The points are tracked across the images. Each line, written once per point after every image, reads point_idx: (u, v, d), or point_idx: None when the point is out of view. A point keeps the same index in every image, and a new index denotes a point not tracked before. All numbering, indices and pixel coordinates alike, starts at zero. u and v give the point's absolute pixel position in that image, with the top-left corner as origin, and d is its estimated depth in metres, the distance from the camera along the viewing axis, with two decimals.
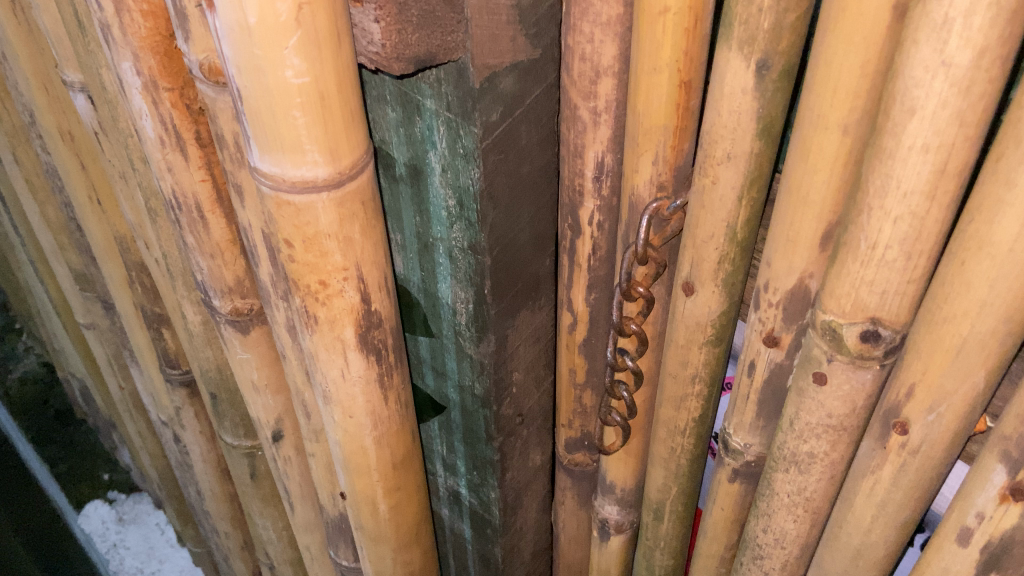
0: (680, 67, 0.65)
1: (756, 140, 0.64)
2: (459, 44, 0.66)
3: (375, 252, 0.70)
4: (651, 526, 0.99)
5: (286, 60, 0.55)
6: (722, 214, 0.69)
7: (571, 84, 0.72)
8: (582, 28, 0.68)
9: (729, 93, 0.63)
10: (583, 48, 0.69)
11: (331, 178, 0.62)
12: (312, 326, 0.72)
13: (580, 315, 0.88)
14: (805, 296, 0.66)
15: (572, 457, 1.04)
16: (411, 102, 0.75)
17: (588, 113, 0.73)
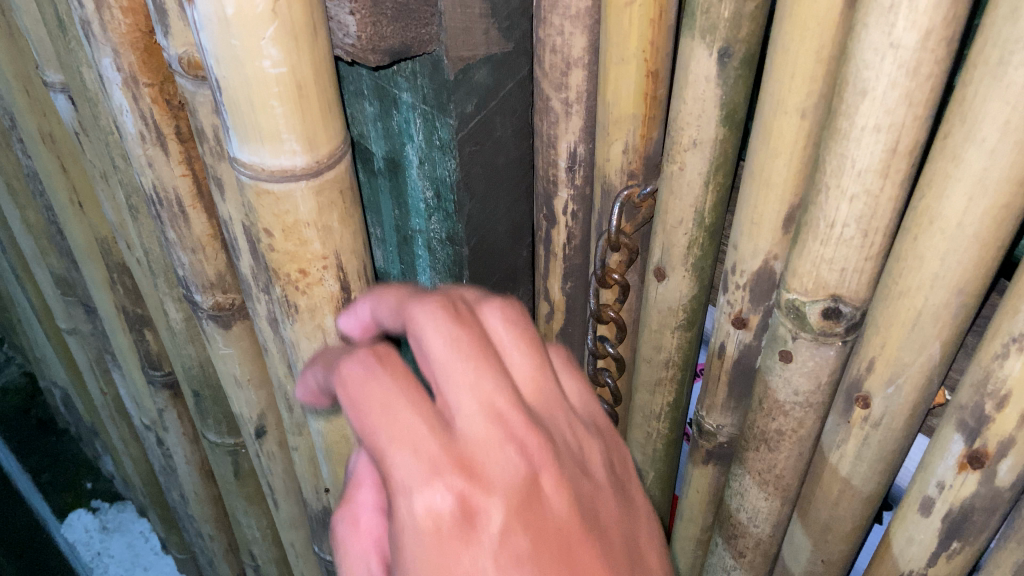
0: (647, 57, 0.67)
1: (721, 127, 0.66)
2: (433, 36, 0.68)
3: (353, 242, 0.71)
4: None
5: (263, 50, 0.57)
6: (690, 199, 0.72)
7: (543, 76, 0.74)
8: (551, 20, 0.69)
9: (694, 81, 0.65)
10: (554, 40, 0.70)
11: (310, 166, 0.64)
12: (293, 315, 0.73)
13: (557, 304, 0.90)
14: (771, 277, 0.69)
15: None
16: (388, 96, 0.78)
17: (560, 104, 0.74)
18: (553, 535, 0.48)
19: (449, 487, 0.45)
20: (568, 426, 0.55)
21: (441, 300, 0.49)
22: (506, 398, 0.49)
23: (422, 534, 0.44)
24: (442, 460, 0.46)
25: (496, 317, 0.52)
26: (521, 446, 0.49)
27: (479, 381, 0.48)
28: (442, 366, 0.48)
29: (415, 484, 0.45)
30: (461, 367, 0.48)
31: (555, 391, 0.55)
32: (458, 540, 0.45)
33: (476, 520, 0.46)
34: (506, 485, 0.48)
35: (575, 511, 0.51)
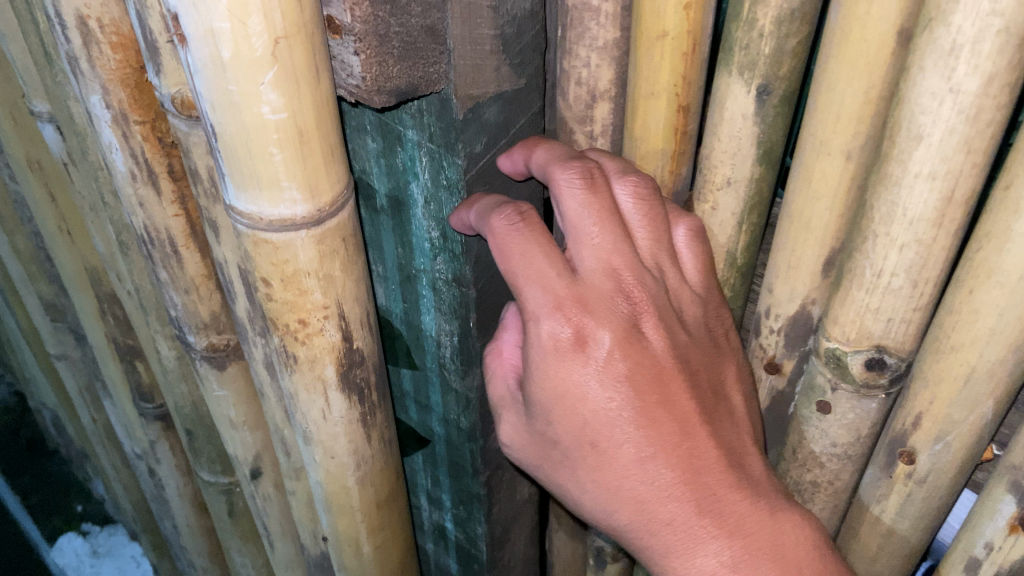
0: (678, 92, 0.65)
1: (756, 164, 0.68)
2: (442, 74, 0.64)
3: (356, 289, 0.67)
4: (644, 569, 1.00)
5: (262, 95, 0.53)
6: (722, 238, 0.74)
7: (566, 109, 0.71)
8: (577, 52, 0.66)
9: (729, 118, 0.66)
10: (578, 72, 0.68)
11: (311, 215, 0.60)
12: (292, 365, 0.69)
13: None
14: (807, 322, 0.71)
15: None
16: (392, 132, 0.74)
17: (584, 137, 0.72)
18: (649, 366, 0.70)
19: (568, 321, 0.68)
20: (677, 285, 0.72)
21: (580, 167, 0.64)
22: (622, 259, 0.67)
23: (546, 351, 0.69)
24: (565, 299, 0.67)
25: (626, 196, 0.67)
26: (629, 296, 0.68)
27: (601, 244, 0.67)
28: (574, 223, 0.66)
29: (544, 315, 0.68)
30: (588, 225, 0.66)
31: (669, 255, 0.71)
32: (573, 358, 0.69)
33: (589, 345, 0.69)
34: (615, 324, 0.69)
35: (671, 352, 0.71)
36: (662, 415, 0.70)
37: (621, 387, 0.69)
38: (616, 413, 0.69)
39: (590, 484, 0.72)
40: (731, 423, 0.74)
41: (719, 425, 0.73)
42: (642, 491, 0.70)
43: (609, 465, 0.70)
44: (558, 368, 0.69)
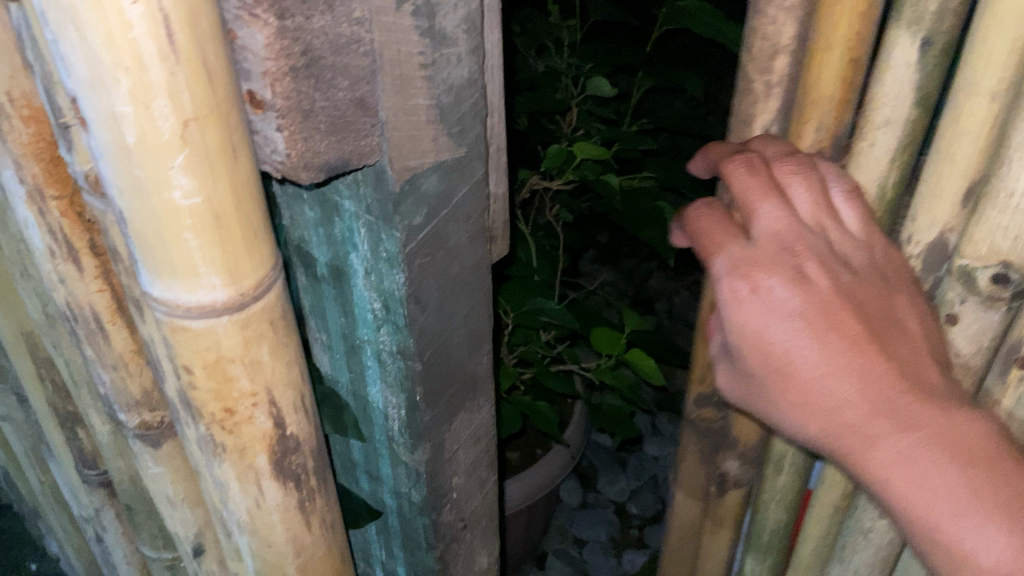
0: (851, 45, 0.75)
1: (914, 109, 0.77)
2: (376, 145, 0.61)
3: (288, 373, 0.63)
4: (771, 479, 1.14)
5: (173, 179, 0.50)
6: (875, 173, 0.82)
7: (750, 60, 0.81)
8: (767, 11, 0.77)
9: (894, 65, 0.75)
10: (766, 28, 0.78)
11: (232, 300, 0.56)
12: (221, 454, 0.64)
13: None
14: (943, 247, 0.80)
15: (699, 412, 1.13)
16: (329, 202, 0.70)
17: (762, 85, 0.81)
18: (823, 300, 0.71)
19: (742, 277, 0.73)
20: (843, 238, 0.76)
21: (740, 159, 0.76)
22: (790, 224, 0.73)
23: (727, 303, 0.74)
24: (740, 262, 0.73)
25: (789, 174, 0.76)
26: (796, 249, 0.72)
27: (770, 213, 0.74)
28: (745, 199, 0.75)
29: (724, 276, 0.74)
30: (757, 203, 0.74)
31: (835, 216, 0.76)
32: (750, 302, 0.72)
33: (762, 290, 0.72)
34: (788, 272, 0.71)
35: (839, 287, 0.72)
36: (836, 337, 0.69)
37: (796, 317, 0.70)
38: (795, 338, 0.70)
39: (784, 403, 0.72)
40: (911, 339, 0.72)
41: (894, 340, 0.71)
42: (826, 404, 0.69)
43: (791, 388, 0.71)
44: (741, 308, 0.73)
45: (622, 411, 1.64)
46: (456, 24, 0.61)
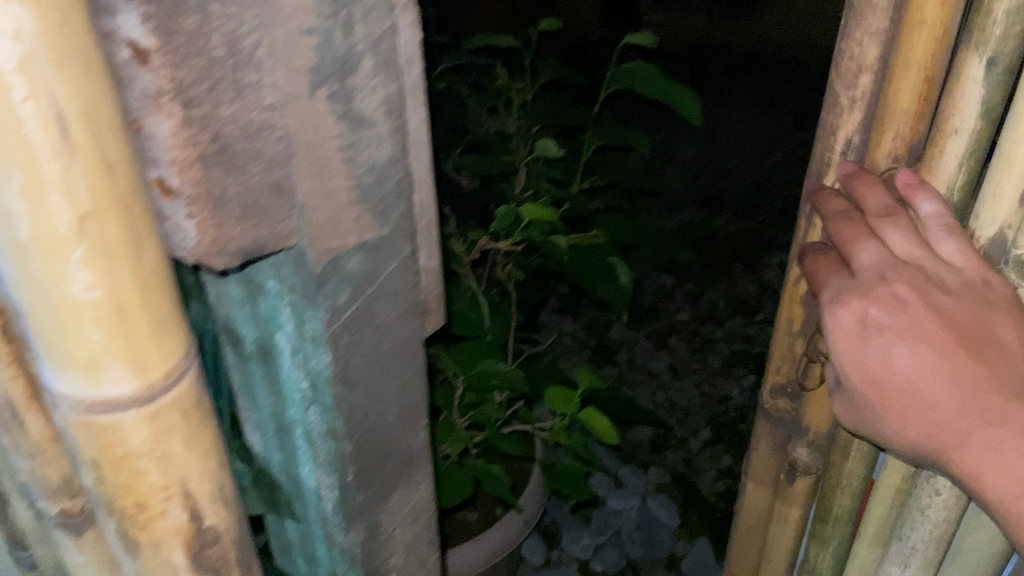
0: (925, 67, 0.95)
1: (978, 119, 0.94)
2: (294, 229, 0.60)
3: (204, 463, 0.61)
4: (839, 464, 1.28)
5: (71, 274, 0.49)
6: (943, 177, 0.99)
7: (837, 77, 1.01)
8: (855, 35, 0.96)
9: (967, 83, 0.93)
10: (853, 49, 0.98)
11: (141, 393, 0.55)
12: (133, 549, 0.62)
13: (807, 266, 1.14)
14: (1003, 240, 0.98)
15: (775, 403, 1.31)
16: (253, 281, 0.68)
17: (846, 99, 1.01)
18: (912, 321, 0.94)
19: (849, 309, 0.99)
20: (936, 270, 0.96)
21: (842, 216, 1.02)
22: (883, 260, 0.98)
23: (835, 332, 1.00)
24: (848, 297, 0.99)
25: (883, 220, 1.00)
26: (891, 282, 0.96)
27: (868, 254, 0.99)
28: (845, 246, 1.01)
29: (838, 309, 1.00)
30: (855, 243, 1.00)
31: (930, 255, 0.97)
32: (851, 330, 0.99)
33: (863, 320, 0.98)
34: (882, 299, 0.96)
35: (929, 309, 0.94)
36: (926, 351, 0.93)
37: (891, 336, 0.95)
38: (892, 354, 0.95)
39: (885, 406, 0.96)
40: (997, 344, 0.91)
41: (979, 346, 0.91)
42: (921, 404, 0.93)
43: (891, 392, 0.95)
44: (849, 334, 0.99)
45: (577, 473, 1.62)
46: (375, 106, 0.60)
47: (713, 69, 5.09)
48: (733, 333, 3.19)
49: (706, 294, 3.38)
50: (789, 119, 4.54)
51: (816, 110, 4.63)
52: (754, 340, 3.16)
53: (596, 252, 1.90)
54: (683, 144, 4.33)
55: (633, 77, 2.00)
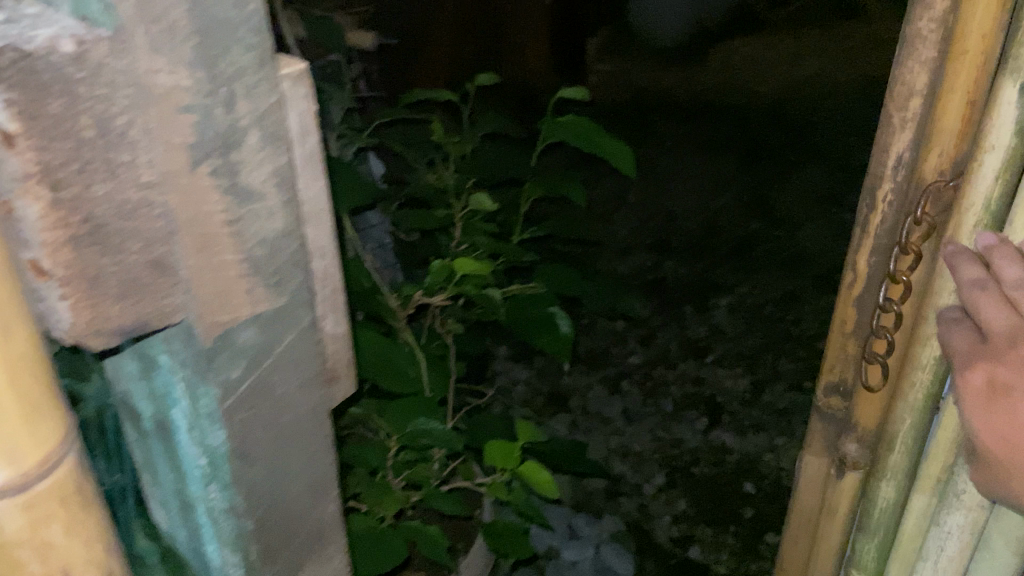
0: (969, 89, 0.93)
1: (1014, 137, 0.88)
2: (181, 304, 0.59)
3: (87, 550, 0.58)
4: (886, 456, 1.15)
5: None
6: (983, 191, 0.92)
7: (891, 101, 1.01)
8: (906, 64, 0.98)
9: (1003, 101, 0.88)
10: (905, 77, 0.98)
11: (11, 482, 0.52)
12: None
13: (860, 273, 1.14)
14: None
15: (828, 401, 1.26)
16: (147, 356, 0.65)
17: (899, 120, 1.01)
18: None
19: (979, 370, 0.79)
20: None
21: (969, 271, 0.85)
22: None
23: (967, 399, 0.80)
24: (980, 356, 0.80)
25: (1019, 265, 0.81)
26: None
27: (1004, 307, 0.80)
28: (975, 298, 0.82)
29: (966, 372, 0.81)
30: (984, 294, 0.81)
31: None
32: (985, 394, 0.78)
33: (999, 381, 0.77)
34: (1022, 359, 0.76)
35: None
36: None
37: None
38: None
39: None
40: None
41: None
42: None
43: None
44: (981, 402, 0.79)
45: (516, 529, 1.60)
46: (263, 179, 0.60)
47: (659, 117, 5.21)
48: (685, 375, 3.20)
49: (658, 337, 3.40)
50: (735, 162, 4.65)
51: (760, 154, 4.74)
52: (705, 383, 3.16)
53: (536, 304, 1.91)
54: (632, 191, 4.40)
55: (568, 130, 2.02)
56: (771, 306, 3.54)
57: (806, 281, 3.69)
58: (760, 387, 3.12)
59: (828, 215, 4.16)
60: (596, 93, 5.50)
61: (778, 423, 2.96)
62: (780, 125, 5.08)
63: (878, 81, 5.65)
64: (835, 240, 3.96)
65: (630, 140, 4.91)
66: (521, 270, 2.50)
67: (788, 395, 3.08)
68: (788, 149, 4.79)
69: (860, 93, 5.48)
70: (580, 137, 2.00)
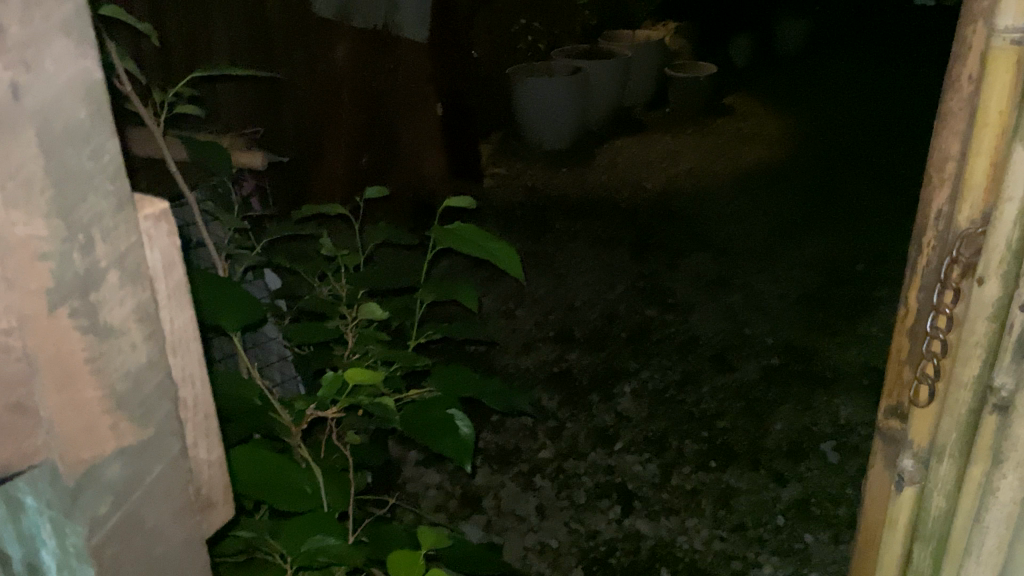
0: (994, 158, 0.87)
1: None
2: (42, 444, 0.60)
3: None
4: (935, 469, 1.03)
5: None
6: None
7: (929, 163, 0.96)
8: (942, 136, 0.92)
9: None
10: (940, 146, 0.93)
11: None
12: None
13: (910, 309, 1.01)
14: None
15: (888, 422, 1.10)
16: (13, 498, 0.63)
17: (938, 178, 0.95)
18: None
19: None
20: None
21: None
22: None
23: None
24: None
25: None
26: None
27: None
28: None
29: None
30: None
31: None
32: None
33: None
34: None
35: None
36: None
37: None
38: None
39: None
40: None
41: None
42: None
43: None
44: None
45: None
46: (124, 315, 0.63)
47: (553, 214, 5.43)
48: (596, 465, 3.23)
49: (567, 429, 3.43)
50: (627, 253, 4.87)
51: (651, 244, 4.99)
52: (616, 470, 3.20)
53: (433, 408, 1.93)
54: (532, 287, 4.52)
55: (452, 236, 2.09)
56: (672, 389, 3.66)
57: (702, 363, 3.84)
58: (668, 471, 3.18)
59: (718, 298, 4.38)
60: (493, 195, 5.70)
61: (687, 505, 3.02)
62: (667, 216, 5.37)
63: (752, 172, 6.09)
64: (726, 321, 4.17)
65: (527, 238, 5.09)
66: (421, 373, 2.52)
67: (695, 476, 3.15)
68: (676, 239, 5.05)
69: (737, 183, 5.88)
70: (459, 241, 2.07)
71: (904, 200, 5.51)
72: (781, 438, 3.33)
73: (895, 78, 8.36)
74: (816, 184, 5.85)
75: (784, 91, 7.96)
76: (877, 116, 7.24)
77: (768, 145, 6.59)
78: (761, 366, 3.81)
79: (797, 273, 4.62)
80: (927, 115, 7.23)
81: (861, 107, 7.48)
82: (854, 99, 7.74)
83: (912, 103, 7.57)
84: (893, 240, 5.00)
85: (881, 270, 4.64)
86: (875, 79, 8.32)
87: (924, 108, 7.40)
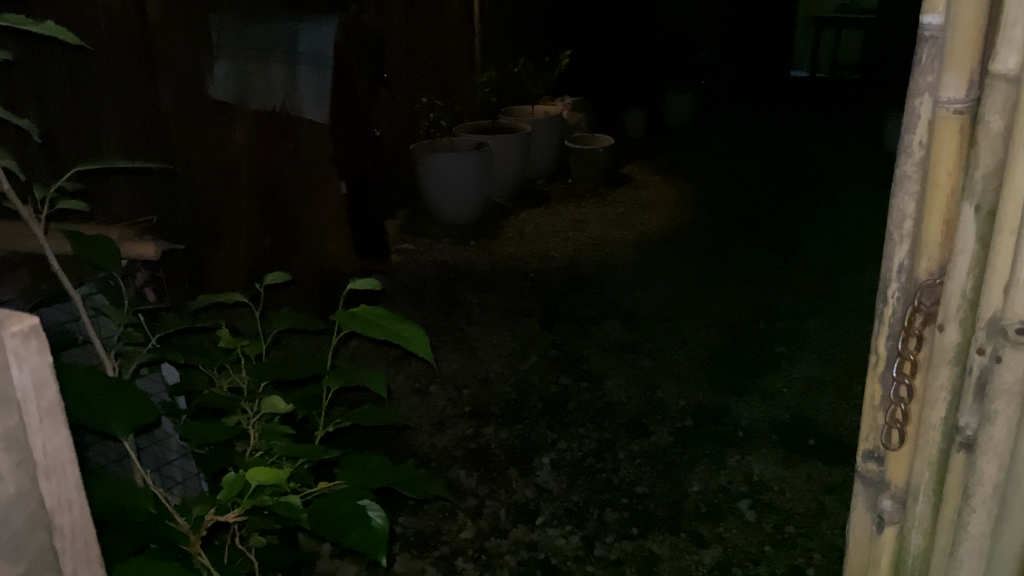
0: (945, 216, 1.00)
1: (977, 244, 0.96)
2: None
3: None
4: (913, 509, 1.11)
5: None
6: (962, 279, 0.98)
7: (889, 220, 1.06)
8: (900, 196, 1.04)
9: (967, 221, 0.97)
10: (899, 205, 1.04)
11: None
12: None
13: (881, 357, 1.10)
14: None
15: (866, 465, 1.19)
16: None
17: (897, 234, 1.05)
18: None
19: None
20: None
21: None
22: None
23: None
24: None
25: None
26: None
27: None
28: None
29: None
30: None
31: None
32: None
33: None
34: None
35: None
36: None
37: None
38: None
39: None
40: None
41: None
42: None
43: None
44: None
45: None
46: None
47: (463, 288, 5.44)
48: (518, 542, 3.16)
49: (486, 506, 3.37)
50: (539, 324, 4.91)
51: (560, 313, 5.06)
52: (538, 546, 3.14)
53: (343, 499, 1.86)
54: (443, 364, 4.49)
55: (356, 319, 2.05)
56: (589, 459, 3.65)
57: (618, 430, 3.87)
58: (591, 542, 3.15)
59: (629, 363, 4.45)
60: (401, 271, 5.68)
61: None
62: (575, 285, 5.47)
63: (652, 239, 6.31)
64: (638, 386, 4.23)
65: (437, 313, 5.07)
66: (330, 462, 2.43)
67: (618, 546, 3.13)
68: (585, 306, 5.14)
69: (639, 250, 6.07)
70: (363, 323, 2.04)
71: (794, 261, 5.82)
72: (699, 500, 3.37)
73: (775, 146, 8.93)
74: (714, 248, 6.11)
75: (678, 159, 8.36)
76: (763, 182, 7.68)
77: (667, 212, 6.87)
78: (675, 428, 3.87)
79: (702, 335, 4.77)
80: (809, 179, 7.73)
81: (748, 174, 7.93)
82: (743, 166, 8.20)
83: (795, 168, 8.08)
84: (788, 299, 5.24)
85: (780, 328, 4.84)
86: (758, 148, 8.86)
87: (806, 173, 7.91)
